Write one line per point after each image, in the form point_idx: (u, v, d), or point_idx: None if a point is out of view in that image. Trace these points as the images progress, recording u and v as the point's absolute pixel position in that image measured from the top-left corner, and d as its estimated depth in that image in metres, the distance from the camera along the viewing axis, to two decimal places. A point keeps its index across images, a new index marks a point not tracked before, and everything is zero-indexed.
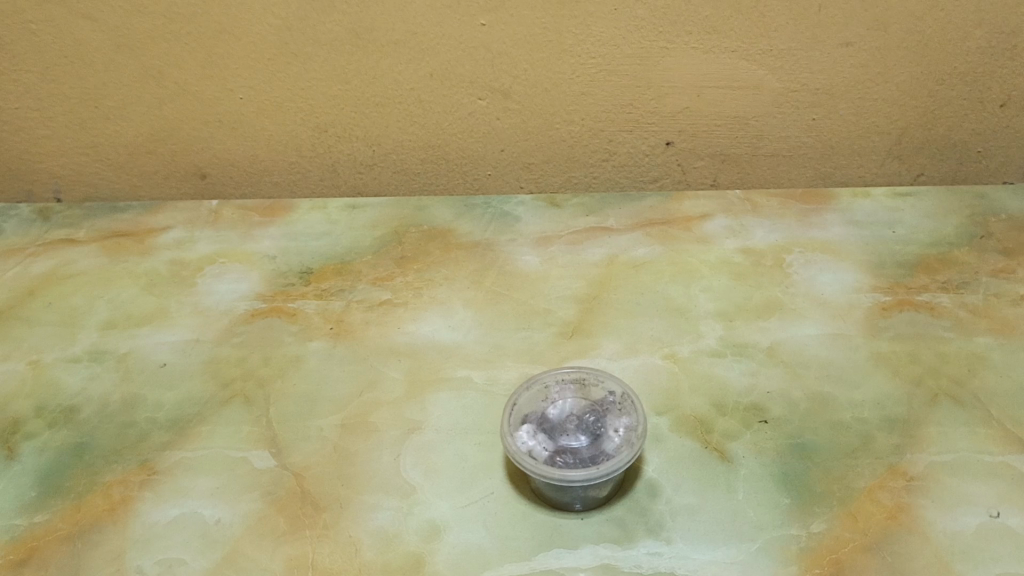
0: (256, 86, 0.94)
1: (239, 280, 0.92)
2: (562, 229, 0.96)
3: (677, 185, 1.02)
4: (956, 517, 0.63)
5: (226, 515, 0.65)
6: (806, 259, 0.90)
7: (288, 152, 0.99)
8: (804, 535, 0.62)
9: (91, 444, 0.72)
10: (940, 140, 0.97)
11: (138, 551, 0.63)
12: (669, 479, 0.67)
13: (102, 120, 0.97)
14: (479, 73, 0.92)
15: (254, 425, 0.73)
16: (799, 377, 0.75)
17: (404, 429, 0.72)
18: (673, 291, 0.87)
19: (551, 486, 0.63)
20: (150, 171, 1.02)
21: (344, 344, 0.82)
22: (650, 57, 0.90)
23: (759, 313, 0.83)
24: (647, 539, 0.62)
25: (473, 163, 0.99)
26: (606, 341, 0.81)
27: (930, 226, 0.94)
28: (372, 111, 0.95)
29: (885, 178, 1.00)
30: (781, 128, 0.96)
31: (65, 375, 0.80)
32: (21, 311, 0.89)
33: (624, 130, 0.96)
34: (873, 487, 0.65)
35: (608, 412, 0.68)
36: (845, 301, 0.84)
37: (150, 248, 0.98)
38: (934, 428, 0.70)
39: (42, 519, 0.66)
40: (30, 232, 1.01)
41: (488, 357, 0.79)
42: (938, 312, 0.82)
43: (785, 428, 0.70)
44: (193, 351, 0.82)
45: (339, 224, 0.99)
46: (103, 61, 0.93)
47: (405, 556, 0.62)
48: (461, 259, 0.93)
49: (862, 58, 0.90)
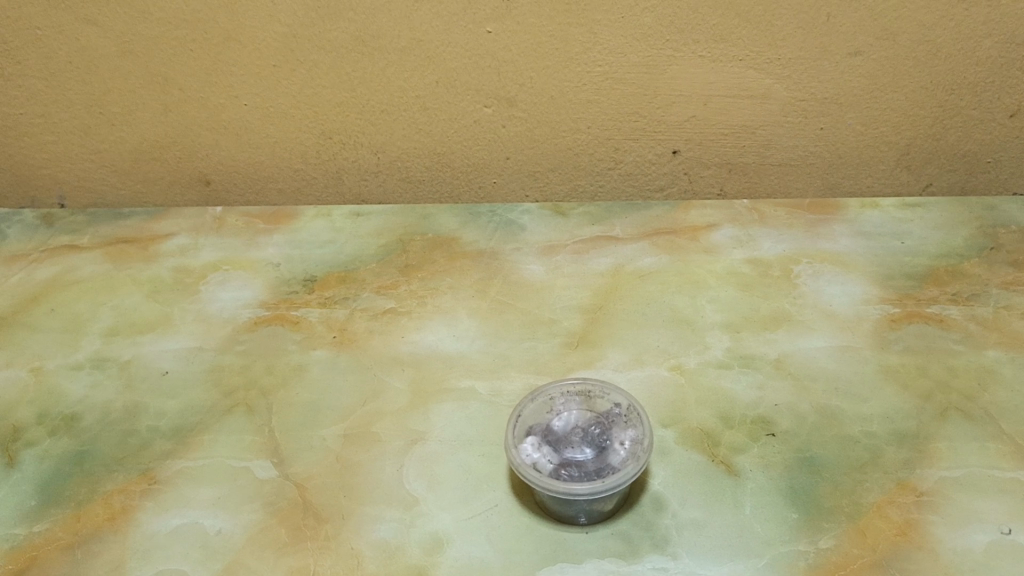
0: (262, 93, 0.93)
1: (243, 288, 0.91)
2: (567, 239, 0.96)
3: (683, 195, 1.01)
4: (966, 534, 0.62)
5: (227, 526, 0.65)
6: (814, 270, 0.89)
7: (293, 158, 0.99)
8: (811, 551, 0.61)
9: (92, 453, 0.72)
10: (950, 151, 0.96)
11: (138, 562, 0.62)
12: (675, 493, 0.66)
13: (107, 126, 0.97)
14: (485, 80, 0.91)
15: (257, 435, 0.73)
16: (807, 390, 0.74)
17: (408, 440, 0.71)
18: (679, 302, 0.86)
19: (556, 499, 0.62)
20: (155, 177, 1.01)
21: (347, 353, 0.81)
22: (657, 66, 0.90)
23: (766, 325, 0.82)
24: (652, 554, 0.62)
25: (478, 171, 0.99)
26: (611, 351, 0.80)
27: (939, 238, 0.93)
28: (377, 118, 0.95)
29: (894, 189, 0.99)
30: (788, 138, 0.95)
31: (67, 382, 0.80)
32: (24, 317, 0.89)
33: (630, 139, 0.95)
34: (882, 503, 0.64)
35: (613, 424, 0.67)
36: (853, 313, 0.83)
37: (153, 255, 0.97)
38: (944, 443, 0.69)
39: (42, 527, 0.65)
40: (34, 238, 1.00)
41: (492, 367, 0.79)
42: (948, 325, 0.81)
43: (792, 442, 0.70)
44: (196, 359, 0.82)
45: (344, 232, 0.99)
46: (109, 66, 0.93)
47: (408, 569, 0.61)
48: (466, 267, 0.92)
49: (870, 68, 0.90)
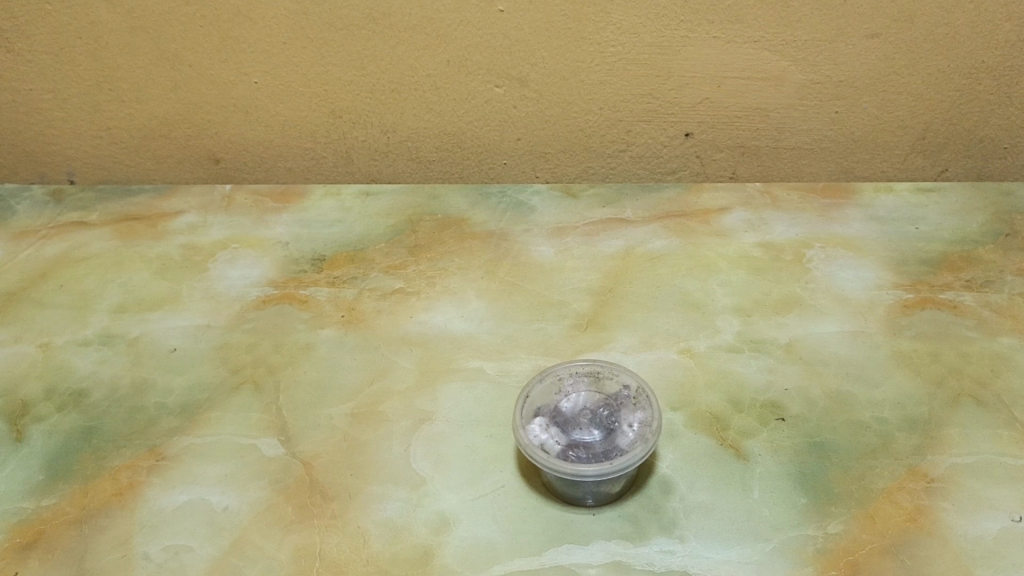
0: (271, 71, 0.93)
1: (251, 266, 0.91)
2: (578, 220, 0.95)
3: (695, 178, 1.00)
4: (977, 521, 0.61)
5: (234, 503, 0.65)
6: (827, 254, 0.88)
7: (302, 137, 0.98)
8: (820, 536, 0.61)
9: (100, 429, 0.72)
10: (967, 136, 0.94)
11: (145, 537, 0.63)
12: (683, 477, 0.65)
13: (116, 103, 0.97)
14: (496, 60, 0.90)
15: (264, 413, 0.72)
16: (818, 375, 0.74)
17: (415, 420, 0.71)
18: (690, 285, 0.85)
19: (563, 480, 0.62)
20: (164, 155, 1.01)
21: (355, 332, 0.81)
22: (671, 46, 0.89)
23: (778, 309, 0.82)
24: (659, 536, 0.61)
25: (488, 152, 0.98)
26: (621, 334, 0.79)
27: (954, 224, 0.92)
28: (387, 97, 0.94)
29: (908, 173, 0.98)
30: (802, 121, 0.94)
31: (75, 358, 0.80)
32: (32, 293, 0.89)
33: (642, 120, 0.94)
34: (892, 488, 0.64)
35: (622, 406, 0.66)
36: (866, 298, 0.82)
37: (162, 233, 0.97)
38: (956, 430, 0.68)
39: (50, 502, 0.66)
40: (43, 214, 1.00)
41: (500, 348, 0.78)
42: (962, 311, 0.80)
43: (803, 427, 0.69)
44: (204, 337, 0.81)
45: (352, 212, 0.98)
46: (118, 42, 0.92)
47: (414, 549, 0.61)
48: (475, 248, 0.92)
49: (888, 51, 0.88)
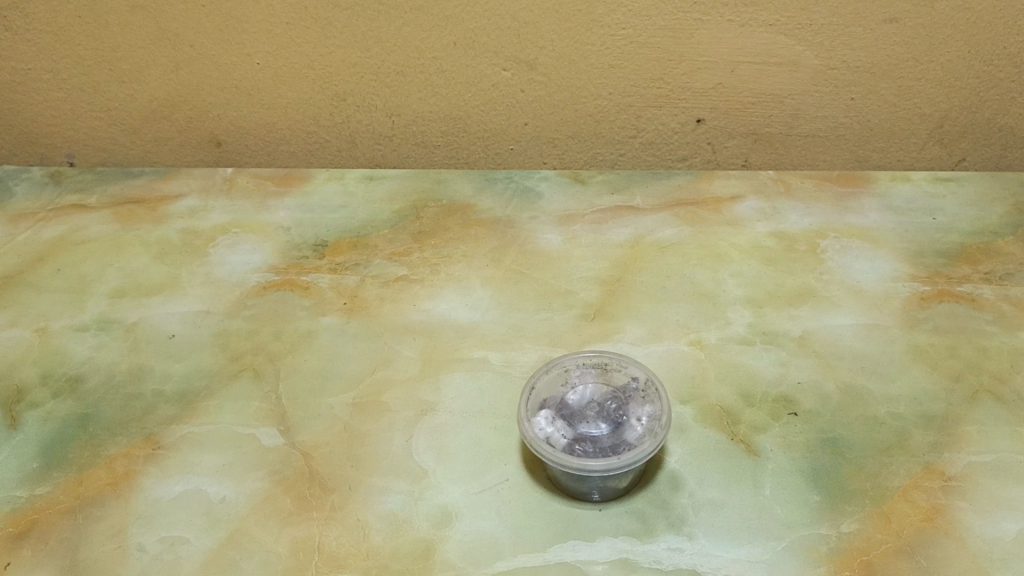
0: (274, 51, 0.91)
1: (252, 251, 0.89)
2: (585, 208, 0.93)
3: (706, 165, 0.97)
4: (996, 522, 0.59)
5: (232, 494, 0.63)
6: (841, 245, 0.86)
7: (306, 120, 0.96)
8: (833, 535, 0.59)
9: (96, 416, 0.70)
10: (986, 124, 0.92)
11: (140, 528, 0.61)
12: (693, 472, 0.64)
13: (117, 84, 0.95)
14: (504, 42, 0.88)
15: (263, 401, 0.71)
16: (831, 369, 0.72)
17: (418, 410, 0.69)
18: (700, 275, 0.83)
19: (569, 475, 0.60)
20: (165, 137, 0.99)
21: (357, 320, 0.79)
22: (683, 29, 0.86)
23: (791, 301, 0.79)
24: (668, 534, 0.59)
25: (495, 137, 0.96)
26: (630, 324, 0.77)
27: (975, 214, 0.89)
28: (392, 80, 0.92)
29: (926, 162, 0.95)
30: (818, 108, 0.91)
31: (72, 344, 0.78)
32: (30, 277, 0.87)
33: (652, 105, 0.92)
34: (908, 487, 0.62)
35: (631, 399, 0.64)
36: (881, 290, 0.80)
37: (162, 217, 0.95)
38: (974, 427, 0.66)
39: (43, 490, 0.64)
40: (42, 196, 0.98)
41: (505, 337, 0.76)
42: (980, 305, 0.78)
43: (815, 422, 0.67)
44: (203, 323, 0.80)
45: (355, 196, 0.96)
46: (118, 22, 0.90)
47: (416, 543, 0.59)
48: (481, 235, 0.90)
49: (906, 36, 0.86)
